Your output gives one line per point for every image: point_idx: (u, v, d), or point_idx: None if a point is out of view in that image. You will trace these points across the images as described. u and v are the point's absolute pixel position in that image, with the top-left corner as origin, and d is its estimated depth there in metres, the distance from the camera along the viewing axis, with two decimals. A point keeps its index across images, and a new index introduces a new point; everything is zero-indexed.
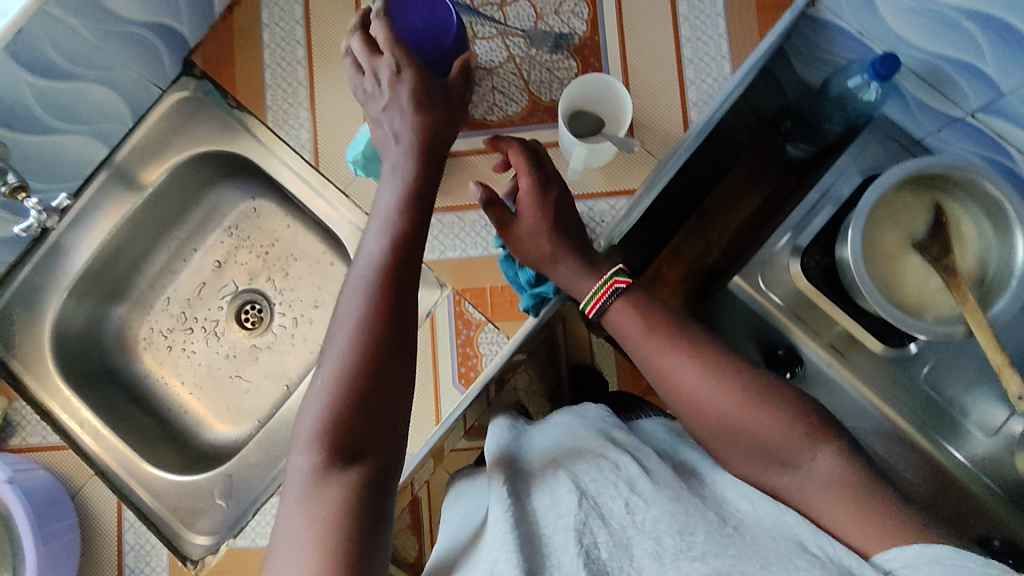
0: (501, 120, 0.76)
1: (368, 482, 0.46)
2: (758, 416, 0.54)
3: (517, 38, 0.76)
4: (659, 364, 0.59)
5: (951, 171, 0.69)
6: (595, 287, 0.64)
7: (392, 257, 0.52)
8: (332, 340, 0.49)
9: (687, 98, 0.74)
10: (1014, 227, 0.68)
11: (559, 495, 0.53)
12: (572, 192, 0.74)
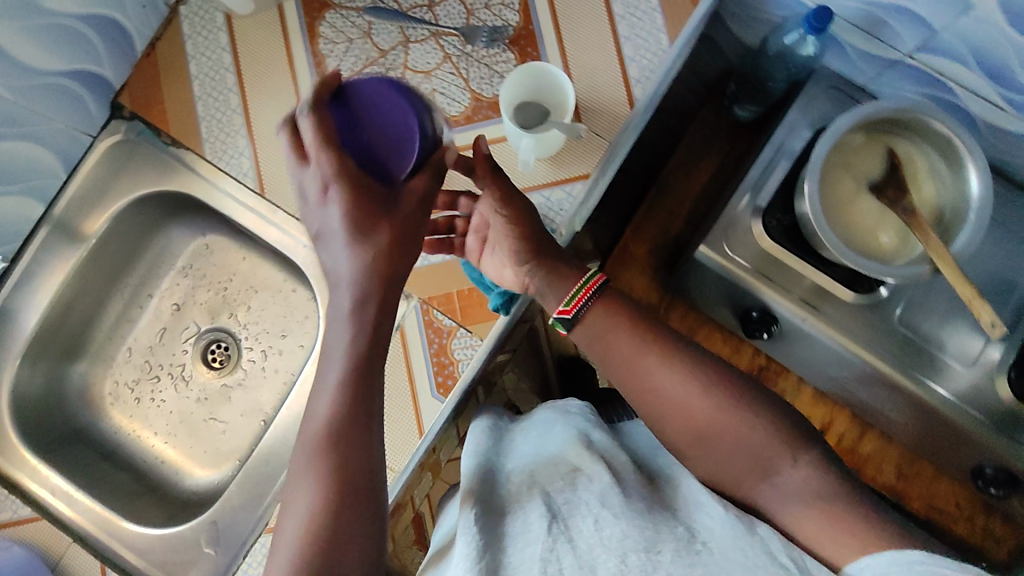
0: (446, 122, 0.73)
1: None
2: (739, 426, 0.52)
3: (450, 37, 0.74)
4: (637, 371, 0.56)
5: (897, 113, 0.70)
6: (573, 289, 0.59)
7: (351, 374, 0.44)
8: (295, 494, 0.43)
9: (630, 76, 0.73)
10: (966, 161, 0.68)
11: (531, 522, 0.48)
12: (525, 183, 0.71)
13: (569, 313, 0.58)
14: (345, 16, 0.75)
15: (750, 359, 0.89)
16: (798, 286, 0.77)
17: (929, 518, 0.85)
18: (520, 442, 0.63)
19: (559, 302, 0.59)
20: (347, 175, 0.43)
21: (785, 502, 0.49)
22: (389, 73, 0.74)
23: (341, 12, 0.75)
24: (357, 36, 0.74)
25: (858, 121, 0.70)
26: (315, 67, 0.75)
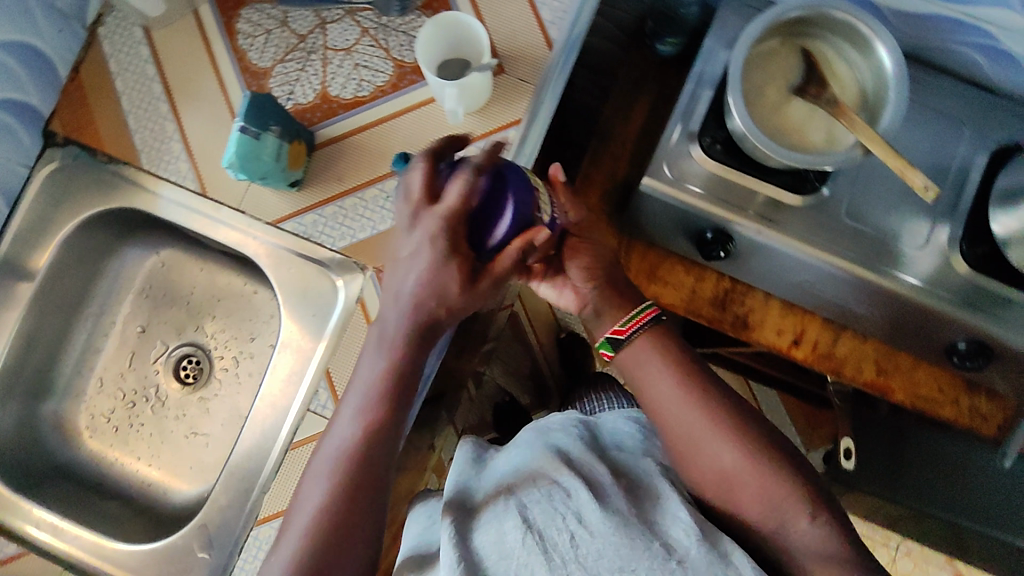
0: (373, 93, 0.74)
1: None
2: (734, 461, 0.55)
3: (365, 12, 0.75)
4: (641, 375, 0.59)
5: (806, 12, 0.71)
6: (635, 310, 0.60)
7: (392, 382, 0.51)
8: (323, 459, 0.51)
9: (544, 19, 0.74)
10: (873, 42, 0.71)
11: (505, 530, 0.50)
12: (458, 139, 0.72)
13: (622, 334, 0.60)
14: (259, 10, 0.76)
15: (715, 284, 0.90)
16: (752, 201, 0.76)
17: (917, 408, 0.87)
18: (499, 459, 0.63)
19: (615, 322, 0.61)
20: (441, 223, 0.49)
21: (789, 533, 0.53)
22: (312, 56, 0.75)
23: (255, 6, 0.76)
24: (274, 26, 0.76)
25: (768, 26, 0.72)
26: (238, 63, 0.76)
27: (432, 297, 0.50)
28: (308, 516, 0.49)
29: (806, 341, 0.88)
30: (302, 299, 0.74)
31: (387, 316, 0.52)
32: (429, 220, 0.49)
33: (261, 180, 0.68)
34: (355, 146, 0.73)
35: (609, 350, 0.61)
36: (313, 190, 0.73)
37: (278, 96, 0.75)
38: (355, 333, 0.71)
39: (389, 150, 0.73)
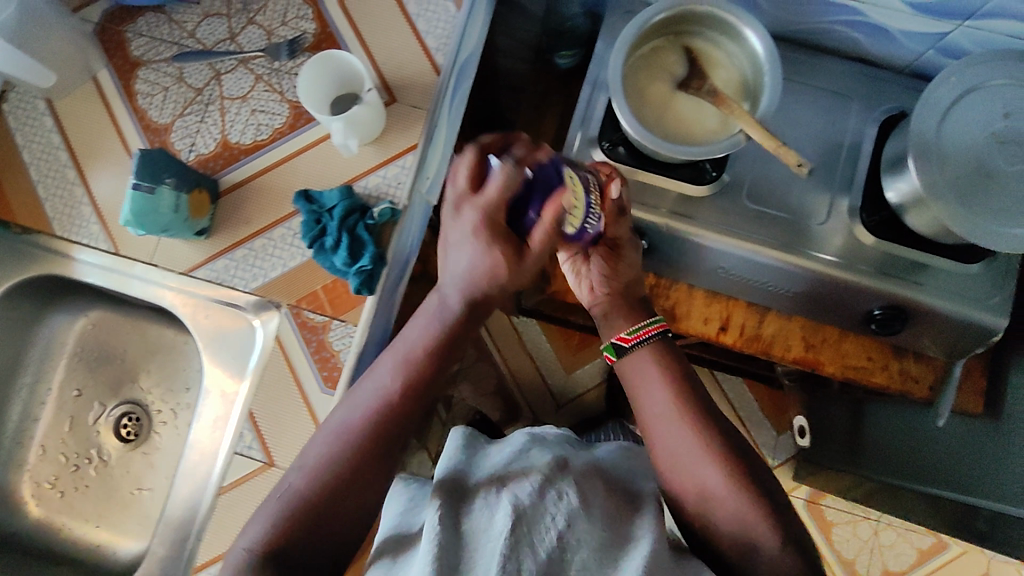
0: (271, 136, 0.76)
1: (334, 504, 0.52)
2: (729, 500, 0.57)
3: (258, 59, 0.77)
4: (645, 413, 0.63)
5: (674, 11, 0.73)
6: (643, 321, 0.67)
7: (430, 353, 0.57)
8: (361, 390, 0.57)
9: (429, 46, 0.77)
10: (742, 29, 0.74)
11: (495, 514, 0.51)
12: (359, 170, 0.74)
13: (626, 343, 0.65)
14: (156, 69, 0.78)
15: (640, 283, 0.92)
16: (664, 199, 0.81)
17: (851, 376, 0.91)
18: (491, 461, 0.62)
19: (622, 330, 0.66)
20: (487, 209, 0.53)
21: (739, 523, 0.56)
22: (210, 107, 0.77)
23: (151, 66, 0.78)
24: (171, 83, 0.78)
25: (641, 29, 0.73)
26: (139, 122, 0.78)
27: (484, 283, 0.55)
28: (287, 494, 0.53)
29: (733, 327, 0.92)
30: (221, 343, 0.77)
31: (411, 333, 0.58)
32: (473, 210, 0.53)
33: (165, 232, 0.70)
34: (257, 189, 0.75)
35: (614, 354, 0.67)
36: (221, 236, 0.74)
37: (180, 150, 0.77)
38: (274, 370, 0.73)
39: (290, 189, 0.74)
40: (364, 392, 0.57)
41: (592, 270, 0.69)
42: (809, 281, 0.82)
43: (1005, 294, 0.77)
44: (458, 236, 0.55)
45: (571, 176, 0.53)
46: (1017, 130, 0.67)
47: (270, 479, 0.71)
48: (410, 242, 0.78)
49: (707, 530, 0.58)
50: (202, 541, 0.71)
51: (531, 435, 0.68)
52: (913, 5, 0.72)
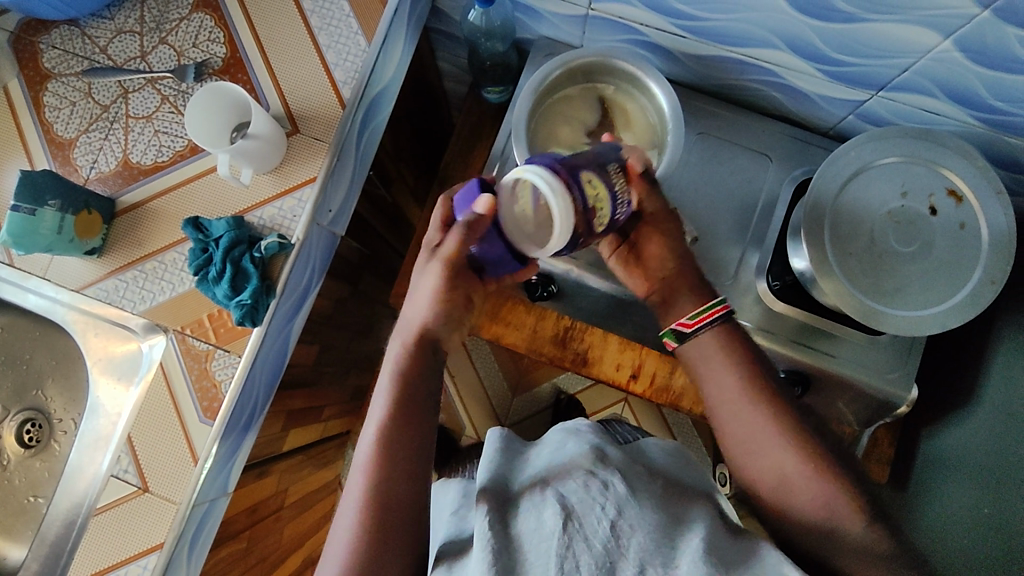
0: (172, 158, 0.75)
1: (379, 559, 0.50)
2: (823, 493, 0.51)
3: (166, 80, 0.77)
4: (727, 401, 0.56)
5: (574, 61, 0.75)
6: (705, 305, 0.61)
7: (411, 376, 0.57)
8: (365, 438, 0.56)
9: (336, 79, 0.76)
10: (647, 79, 0.75)
11: (543, 513, 0.44)
12: (253, 201, 0.74)
13: (688, 327, 0.60)
14: (65, 83, 0.78)
15: (555, 323, 0.92)
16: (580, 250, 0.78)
17: None
18: (529, 461, 0.56)
19: (683, 316, 0.61)
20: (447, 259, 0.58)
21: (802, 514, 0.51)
22: (114, 125, 0.77)
23: (61, 79, 0.78)
24: (79, 98, 0.77)
25: (541, 81, 0.74)
26: (45, 135, 0.77)
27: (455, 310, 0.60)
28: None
29: (644, 376, 0.92)
30: (111, 362, 0.80)
31: (389, 377, 0.58)
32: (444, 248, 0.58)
33: (50, 251, 0.71)
34: (153, 212, 0.75)
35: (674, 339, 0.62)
36: (114, 256, 0.75)
37: (82, 166, 0.76)
38: (154, 395, 0.73)
39: (183, 215, 0.74)
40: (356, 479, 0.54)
41: (648, 246, 0.65)
42: None
43: (906, 369, 0.76)
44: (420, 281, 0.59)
45: (591, 181, 0.52)
46: (912, 211, 0.68)
47: (143, 504, 0.72)
48: (306, 278, 0.77)
49: (786, 524, 0.52)
50: (73, 562, 0.72)
51: (568, 425, 0.60)
52: (826, 73, 0.74)
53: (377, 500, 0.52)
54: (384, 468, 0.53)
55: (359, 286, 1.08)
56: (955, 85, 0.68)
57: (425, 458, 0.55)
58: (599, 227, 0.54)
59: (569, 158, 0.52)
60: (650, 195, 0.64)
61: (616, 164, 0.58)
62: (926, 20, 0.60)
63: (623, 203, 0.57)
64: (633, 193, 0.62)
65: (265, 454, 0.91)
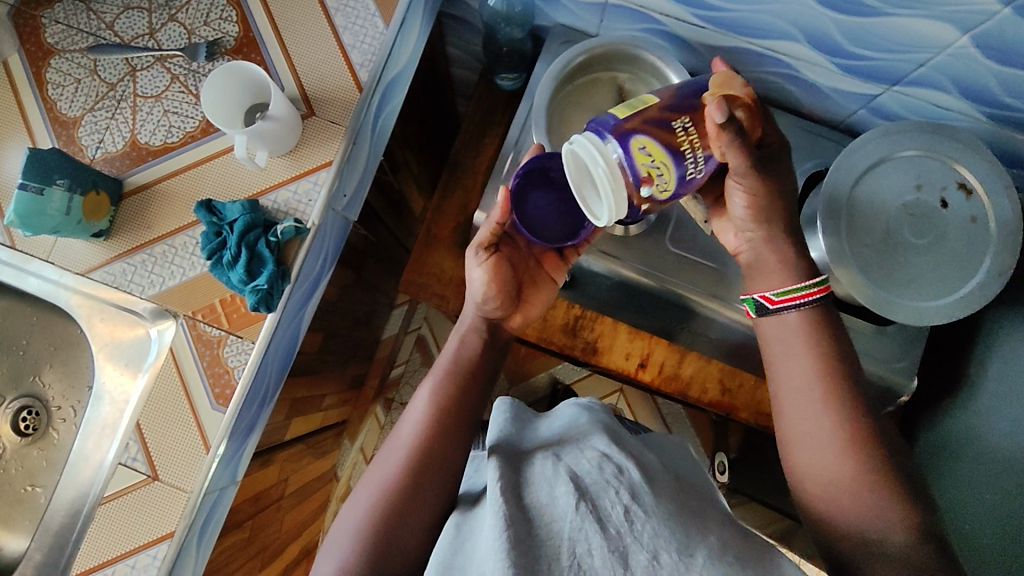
0: (182, 139, 0.74)
1: (406, 492, 0.59)
2: (873, 505, 0.52)
3: (176, 59, 0.75)
4: (796, 402, 0.58)
5: (593, 50, 0.75)
6: (799, 283, 0.61)
7: (467, 359, 0.68)
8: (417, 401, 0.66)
9: (353, 62, 0.75)
10: (666, 70, 0.75)
11: (556, 491, 0.45)
12: (267, 183, 0.72)
13: (770, 302, 0.62)
14: (69, 59, 0.76)
15: (566, 312, 0.92)
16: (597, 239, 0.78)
17: (758, 421, 0.93)
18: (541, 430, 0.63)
19: (768, 290, 0.62)
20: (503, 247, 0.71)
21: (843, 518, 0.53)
22: (122, 104, 0.75)
23: (66, 55, 0.76)
24: (84, 76, 0.75)
25: (562, 69, 0.75)
26: (48, 113, 0.75)
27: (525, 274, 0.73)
28: (355, 528, 0.57)
29: (653, 365, 0.93)
30: (116, 348, 0.78)
31: (447, 356, 0.69)
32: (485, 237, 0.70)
33: (57, 232, 0.68)
34: (163, 193, 0.73)
35: (753, 309, 0.64)
36: (121, 239, 0.73)
37: (87, 145, 0.74)
38: (163, 381, 0.71)
39: (195, 196, 0.73)
40: (409, 425, 0.64)
41: (737, 195, 0.63)
42: (742, 334, 0.82)
43: (912, 359, 0.78)
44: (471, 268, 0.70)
45: (642, 147, 0.54)
46: (925, 204, 0.70)
47: (152, 493, 0.70)
48: (320, 264, 0.76)
49: (830, 528, 0.54)
50: (79, 552, 0.70)
51: (579, 400, 0.66)
52: (841, 66, 0.75)
53: (424, 445, 0.61)
54: (434, 421, 0.63)
55: (364, 273, 1.06)
56: (967, 81, 0.70)
57: (470, 422, 0.65)
58: (660, 193, 0.56)
59: (623, 122, 0.54)
60: (739, 151, 0.58)
61: (682, 120, 0.56)
62: (946, 15, 0.61)
63: (695, 162, 0.56)
64: (716, 147, 0.57)
65: (270, 442, 0.90)
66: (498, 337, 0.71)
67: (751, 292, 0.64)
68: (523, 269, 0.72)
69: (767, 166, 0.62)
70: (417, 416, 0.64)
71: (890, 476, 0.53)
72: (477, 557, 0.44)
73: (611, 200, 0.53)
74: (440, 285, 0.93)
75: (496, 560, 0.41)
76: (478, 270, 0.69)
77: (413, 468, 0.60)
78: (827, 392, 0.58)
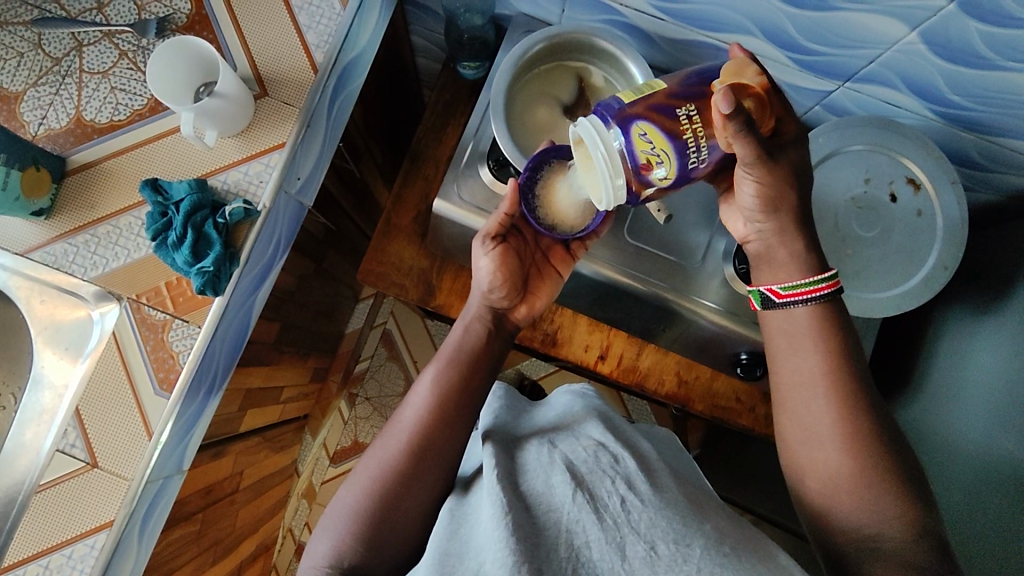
0: (130, 117, 0.72)
1: (406, 476, 0.58)
2: (869, 499, 0.52)
3: (125, 34, 0.73)
4: (789, 400, 0.59)
5: (551, 40, 0.75)
6: (808, 278, 0.60)
7: (473, 348, 0.69)
8: (420, 384, 0.66)
9: (309, 43, 0.74)
10: (623, 60, 0.76)
11: (552, 480, 0.50)
12: (214, 164, 0.71)
13: (778, 296, 0.61)
14: (12, 32, 0.73)
15: None
16: None
17: (715, 415, 0.93)
18: (537, 417, 0.67)
19: (775, 283, 0.61)
20: (511, 236, 0.72)
21: (836, 509, 0.54)
22: (67, 80, 0.72)
23: (8, 28, 0.73)
24: (27, 49, 0.72)
25: (519, 58, 0.75)
26: None
27: (531, 266, 0.74)
28: (350, 510, 0.57)
29: (612, 356, 0.93)
30: (57, 331, 0.75)
31: (451, 341, 0.69)
32: (492, 226, 0.71)
33: None
34: (108, 171, 0.71)
35: (759, 300, 0.64)
36: (64, 218, 0.71)
37: (29, 122, 0.72)
38: (103, 366, 0.69)
39: (141, 175, 0.71)
40: (408, 411, 0.63)
41: (746, 183, 0.58)
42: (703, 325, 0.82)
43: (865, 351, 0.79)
44: (478, 254, 0.71)
45: (643, 133, 0.54)
46: (873, 197, 0.71)
47: (91, 481, 0.68)
48: (272, 249, 0.74)
49: (828, 522, 0.54)
50: (10, 542, 0.68)
51: (573, 388, 0.71)
52: (796, 61, 0.76)
53: (423, 432, 0.61)
54: (434, 408, 0.63)
55: (323, 263, 1.05)
56: (916, 80, 0.72)
57: (471, 412, 0.65)
58: (660, 181, 0.56)
59: (628, 107, 0.55)
60: (747, 142, 0.53)
61: (688, 106, 0.55)
62: (895, 11, 0.62)
63: (696, 150, 0.55)
64: (723, 135, 0.53)
65: (221, 433, 0.88)
66: (504, 327, 0.72)
67: (758, 283, 0.64)
68: (529, 261, 0.74)
69: (778, 156, 0.57)
70: (416, 403, 0.63)
71: (860, 458, 0.54)
72: (476, 543, 0.48)
73: (607, 185, 0.56)
74: (399, 274, 0.93)
75: (495, 544, 0.45)
76: (484, 259, 0.70)
77: (412, 454, 0.59)
78: (799, 378, 0.58)
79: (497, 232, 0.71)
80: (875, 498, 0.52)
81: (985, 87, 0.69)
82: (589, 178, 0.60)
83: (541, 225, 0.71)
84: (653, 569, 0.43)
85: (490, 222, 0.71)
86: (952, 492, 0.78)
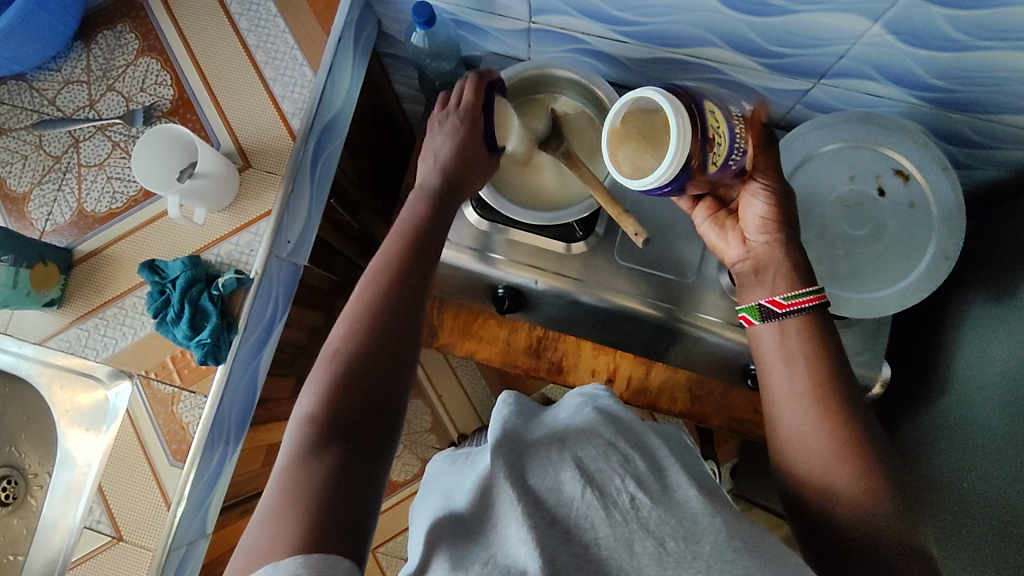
0: (126, 204, 0.76)
1: (373, 342, 0.50)
2: (860, 505, 0.50)
3: (116, 126, 0.77)
4: (776, 413, 0.56)
5: (515, 79, 0.77)
6: (804, 288, 0.58)
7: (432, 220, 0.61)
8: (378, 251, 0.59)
9: (285, 112, 0.77)
10: (590, 87, 0.76)
11: (561, 475, 0.46)
12: (205, 241, 0.74)
13: (779, 308, 0.58)
14: (16, 137, 0.78)
15: (528, 334, 0.93)
16: (547, 262, 0.80)
17: (733, 428, 0.91)
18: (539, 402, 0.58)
19: (775, 295, 0.59)
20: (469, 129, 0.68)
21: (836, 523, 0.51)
22: (67, 175, 0.77)
23: (13, 134, 0.78)
24: (29, 151, 0.77)
25: None
26: None
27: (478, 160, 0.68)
28: (315, 384, 0.49)
29: (620, 379, 0.93)
30: (80, 412, 0.79)
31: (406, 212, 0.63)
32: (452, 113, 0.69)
33: (6, 306, 0.70)
34: (110, 258, 0.75)
35: (755, 316, 0.60)
36: (74, 305, 0.75)
37: (37, 219, 0.76)
38: (120, 444, 0.72)
39: (140, 258, 0.75)
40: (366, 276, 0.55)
41: (754, 204, 0.60)
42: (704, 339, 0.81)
43: (874, 351, 0.76)
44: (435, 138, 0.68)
45: (712, 111, 0.55)
46: (861, 193, 0.69)
47: (118, 554, 0.71)
48: (269, 312, 0.77)
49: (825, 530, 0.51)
50: None
51: (585, 391, 0.61)
52: (766, 65, 0.75)
53: (396, 305, 0.53)
54: (406, 272, 0.56)
55: (333, 313, 1.07)
56: (891, 68, 0.69)
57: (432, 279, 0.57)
58: (714, 164, 0.55)
59: (693, 90, 0.56)
60: (770, 157, 0.60)
61: (739, 111, 0.59)
62: (851, 8, 0.61)
63: (740, 148, 0.57)
64: (755, 144, 0.59)
65: (246, 491, 0.90)
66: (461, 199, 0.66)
67: (753, 299, 0.61)
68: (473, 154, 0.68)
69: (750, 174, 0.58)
70: (376, 266, 0.56)
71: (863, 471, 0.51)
72: (481, 537, 0.45)
73: (673, 143, 0.51)
74: None
75: (510, 542, 0.43)
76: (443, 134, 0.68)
77: (376, 371, 0.49)
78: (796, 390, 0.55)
79: (458, 112, 0.69)
80: (873, 518, 0.49)
81: (963, 69, 0.66)
82: (635, 149, 0.55)
83: (485, 147, 0.69)
84: (660, 566, 0.40)
85: (451, 103, 0.70)
86: (970, 490, 0.74)
